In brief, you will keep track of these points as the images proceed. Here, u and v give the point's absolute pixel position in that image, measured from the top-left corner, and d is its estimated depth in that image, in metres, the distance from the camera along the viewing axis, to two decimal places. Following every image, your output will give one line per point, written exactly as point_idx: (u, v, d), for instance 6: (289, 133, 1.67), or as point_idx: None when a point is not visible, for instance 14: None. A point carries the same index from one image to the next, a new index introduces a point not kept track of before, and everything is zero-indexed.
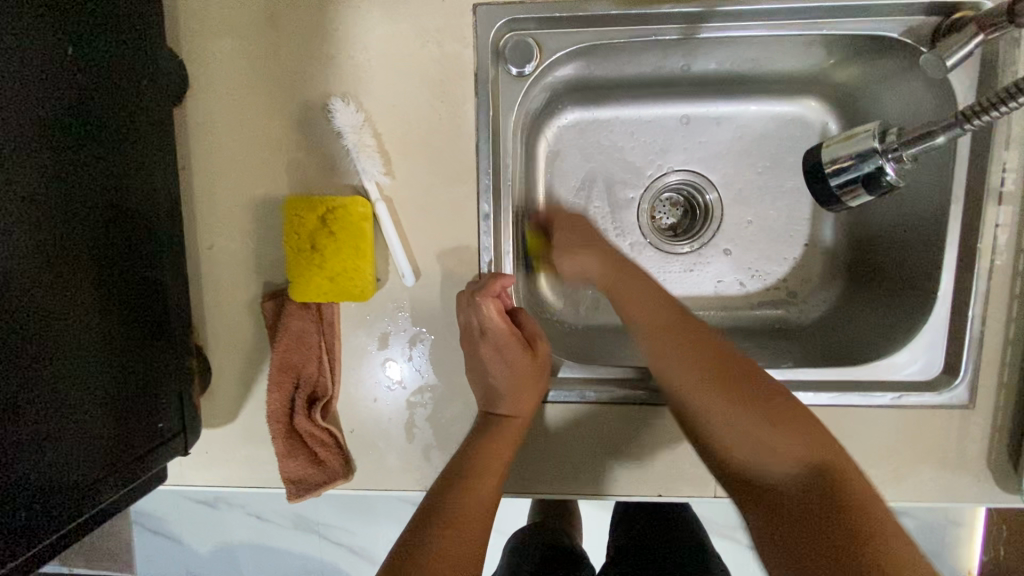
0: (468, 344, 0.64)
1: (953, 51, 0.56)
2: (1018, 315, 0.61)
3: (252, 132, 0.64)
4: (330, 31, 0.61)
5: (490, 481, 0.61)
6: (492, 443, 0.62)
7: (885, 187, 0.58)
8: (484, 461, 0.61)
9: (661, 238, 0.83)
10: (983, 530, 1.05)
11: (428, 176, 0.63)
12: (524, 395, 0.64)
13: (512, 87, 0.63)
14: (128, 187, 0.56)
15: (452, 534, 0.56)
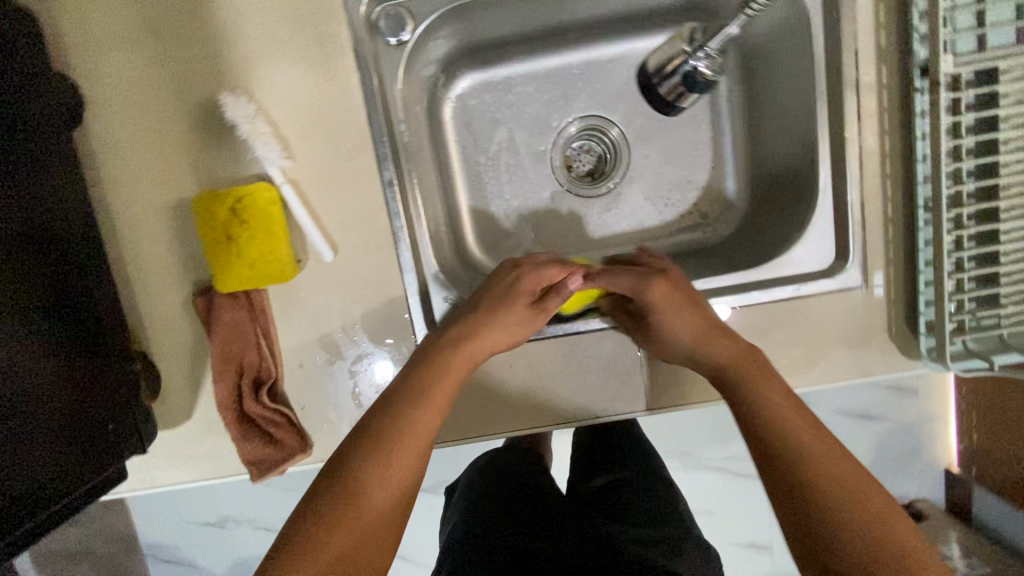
0: (501, 290, 0.65)
1: None
2: (892, 195, 0.66)
3: (155, 140, 0.66)
4: (207, 29, 0.63)
5: (433, 411, 0.58)
6: (440, 373, 0.60)
7: (703, 85, 0.68)
8: (426, 390, 0.58)
9: (579, 184, 0.86)
10: (956, 418, 1.10)
11: (328, 154, 0.65)
12: (496, 328, 0.63)
13: (392, 57, 0.66)
14: (42, 203, 0.58)
15: (379, 465, 0.53)
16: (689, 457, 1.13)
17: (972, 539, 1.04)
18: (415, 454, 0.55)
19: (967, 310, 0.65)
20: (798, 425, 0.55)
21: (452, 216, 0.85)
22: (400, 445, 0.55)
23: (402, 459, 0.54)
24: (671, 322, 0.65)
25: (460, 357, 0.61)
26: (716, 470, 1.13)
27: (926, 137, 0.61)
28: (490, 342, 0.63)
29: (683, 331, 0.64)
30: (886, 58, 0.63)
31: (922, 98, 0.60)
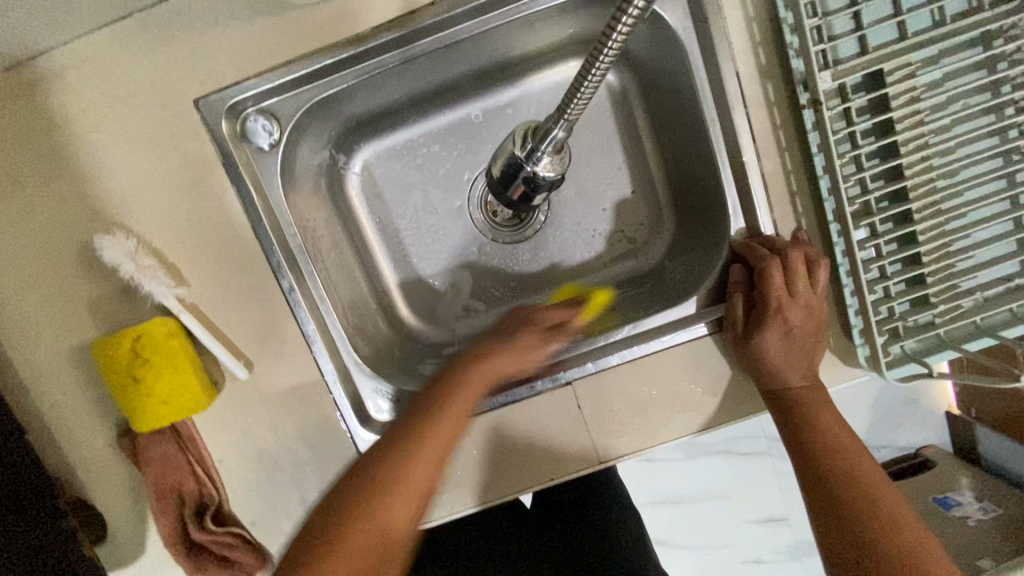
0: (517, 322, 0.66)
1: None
2: (803, 211, 0.64)
3: (36, 289, 0.63)
4: (68, 172, 0.61)
5: (441, 449, 0.54)
6: (462, 395, 0.57)
7: (546, 185, 0.62)
8: (440, 424, 0.55)
9: (506, 230, 0.80)
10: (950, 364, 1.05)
11: (222, 272, 0.63)
12: (474, 377, 0.59)
13: (265, 161, 0.63)
14: None
15: (391, 504, 0.50)
16: (691, 444, 1.09)
17: (986, 481, 0.98)
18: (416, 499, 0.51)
19: (899, 314, 0.63)
20: (837, 424, 0.60)
21: (378, 288, 0.79)
22: (405, 487, 0.51)
23: (408, 502, 0.51)
24: (790, 334, 0.62)
25: (455, 403, 0.56)
26: (721, 453, 1.09)
27: (821, 152, 0.59)
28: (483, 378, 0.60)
29: (796, 338, 0.62)
30: (766, 75, 0.60)
31: (809, 114, 0.58)
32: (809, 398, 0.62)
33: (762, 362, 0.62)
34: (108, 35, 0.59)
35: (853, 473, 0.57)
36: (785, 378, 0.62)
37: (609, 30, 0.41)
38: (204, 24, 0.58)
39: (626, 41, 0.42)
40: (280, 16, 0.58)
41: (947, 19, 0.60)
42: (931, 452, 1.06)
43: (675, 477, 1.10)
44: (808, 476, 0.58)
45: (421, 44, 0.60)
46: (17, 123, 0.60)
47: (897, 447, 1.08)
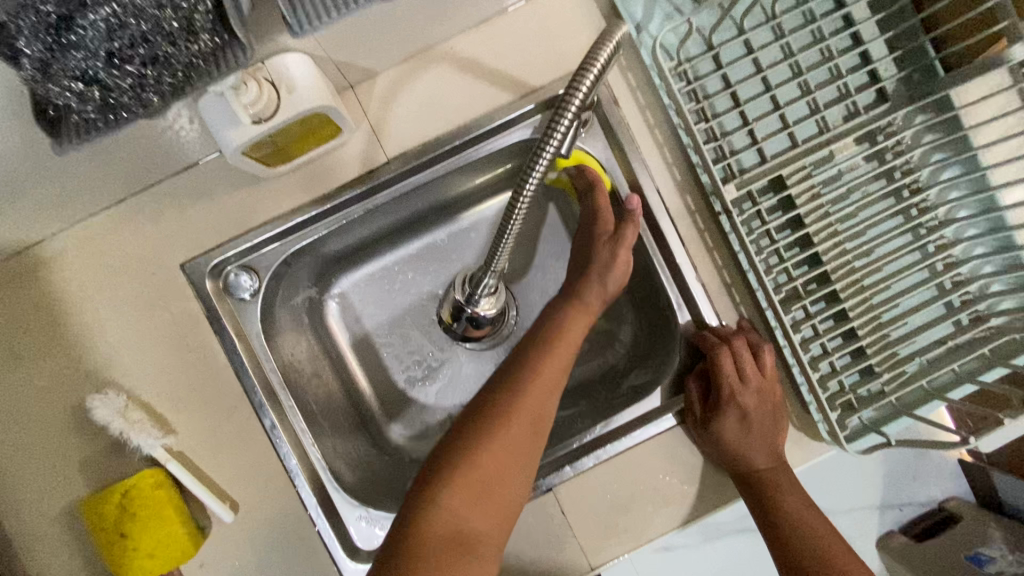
0: (600, 249, 0.65)
1: (622, 88, 0.68)
2: (740, 300, 0.69)
3: (28, 453, 0.65)
4: (65, 339, 0.66)
5: (538, 397, 0.54)
6: (541, 350, 0.58)
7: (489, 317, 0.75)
8: (542, 365, 0.56)
9: (485, 339, 0.83)
10: None
11: (207, 417, 0.67)
12: (578, 313, 0.61)
13: (247, 310, 0.70)
14: None
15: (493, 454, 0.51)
16: (707, 528, 1.02)
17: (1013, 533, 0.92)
18: (515, 439, 0.52)
19: (849, 386, 0.67)
20: (804, 498, 0.65)
21: (360, 411, 0.82)
22: (497, 448, 0.51)
23: (507, 462, 0.51)
24: (749, 418, 0.65)
25: (553, 360, 0.57)
26: (736, 541, 1.03)
27: (743, 251, 0.66)
28: (573, 339, 0.60)
29: (755, 422, 0.65)
30: (684, 189, 0.69)
31: (725, 220, 0.66)
32: (774, 479, 0.65)
33: (726, 450, 0.65)
34: (104, 218, 0.67)
35: (824, 552, 0.62)
36: (751, 464, 0.65)
37: (531, 163, 0.48)
38: (188, 200, 0.67)
39: (547, 172, 0.49)
40: (254, 186, 0.67)
41: (832, 125, 0.68)
42: (954, 506, 1.00)
43: (700, 566, 1.02)
44: (781, 553, 0.63)
45: (379, 198, 0.69)
46: (20, 301, 0.66)
47: (920, 503, 1.01)
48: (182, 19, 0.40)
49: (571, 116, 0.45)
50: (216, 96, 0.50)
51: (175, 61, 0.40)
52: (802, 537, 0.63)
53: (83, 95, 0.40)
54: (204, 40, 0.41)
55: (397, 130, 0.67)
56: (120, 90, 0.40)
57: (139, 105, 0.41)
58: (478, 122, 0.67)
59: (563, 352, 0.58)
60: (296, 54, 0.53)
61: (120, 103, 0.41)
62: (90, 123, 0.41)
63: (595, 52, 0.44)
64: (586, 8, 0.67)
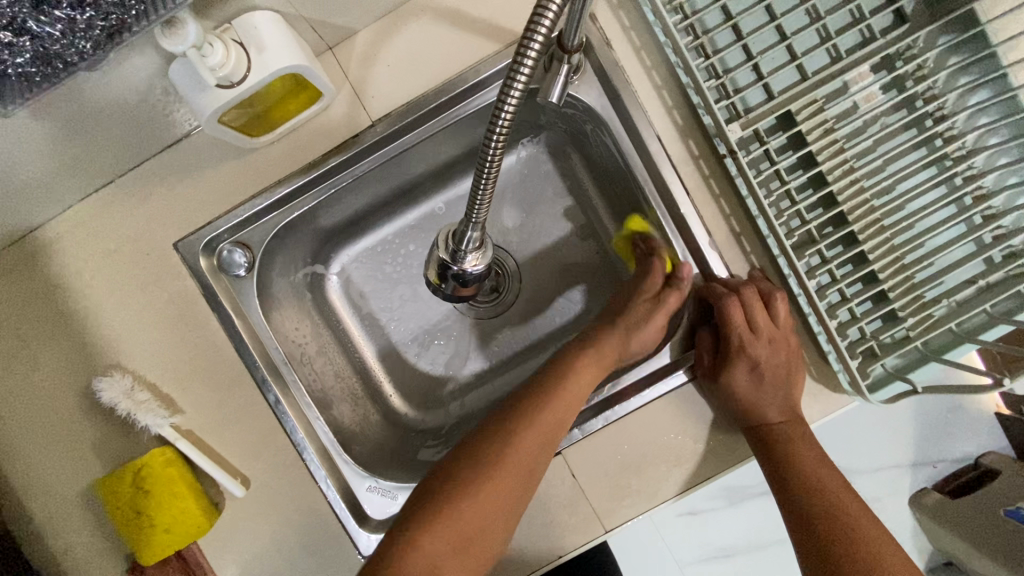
0: (645, 306, 0.68)
1: (614, 30, 0.64)
2: (751, 248, 0.66)
3: (44, 437, 0.67)
4: (68, 324, 0.66)
5: (529, 450, 0.55)
6: (551, 401, 0.58)
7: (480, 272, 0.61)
8: (547, 407, 0.58)
9: (484, 305, 0.83)
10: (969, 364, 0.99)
11: (212, 395, 0.67)
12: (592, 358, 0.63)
13: (245, 286, 0.69)
14: None
15: (449, 520, 0.50)
16: (729, 490, 1.00)
17: None
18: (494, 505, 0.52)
19: (871, 333, 0.63)
20: (819, 453, 0.63)
21: (367, 385, 0.81)
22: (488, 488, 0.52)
23: (502, 500, 0.53)
24: (761, 368, 0.63)
25: (547, 417, 0.57)
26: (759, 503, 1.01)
27: (751, 195, 0.62)
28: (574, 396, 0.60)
29: (769, 373, 0.63)
30: (686, 134, 0.65)
31: (730, 163, 0.62)
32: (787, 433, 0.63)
33: (736, 401, 0.63)
34: (94, 201, 0.66)
35: (835, 507, 0.60)
36: (763, 415, 0.63)
37: (499, 102, 0.42)
38: (175, 179, 0.66)
39: (513, 121, 0.43)
40: (239, 159, 0.65)
41: (844, 53, 0.63)
42: (993, 460, 0.94)
43: (724, 530, 1.00)
44: (789, 506, 0.62)
45: (365, 166, 0.68)
46: (22, 290, 0.66)
47: (955, 459, 0.96)
48: None
49: (535, 55, 0.40)
50: (184, 58, 0.48)
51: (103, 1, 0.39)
52: (813, 493, 0.61)
53: (13, 46, 0.38)
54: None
55: (379, 91, 0.64)
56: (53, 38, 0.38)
57: (75, 54, 0.40)
58: (463, 76, 0.64)
59: (578, 387, 0.60)
60: (264, 11, 0.51)
61: (52, 53, 0.39)
62: (29, 81, 0.40)
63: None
64: None
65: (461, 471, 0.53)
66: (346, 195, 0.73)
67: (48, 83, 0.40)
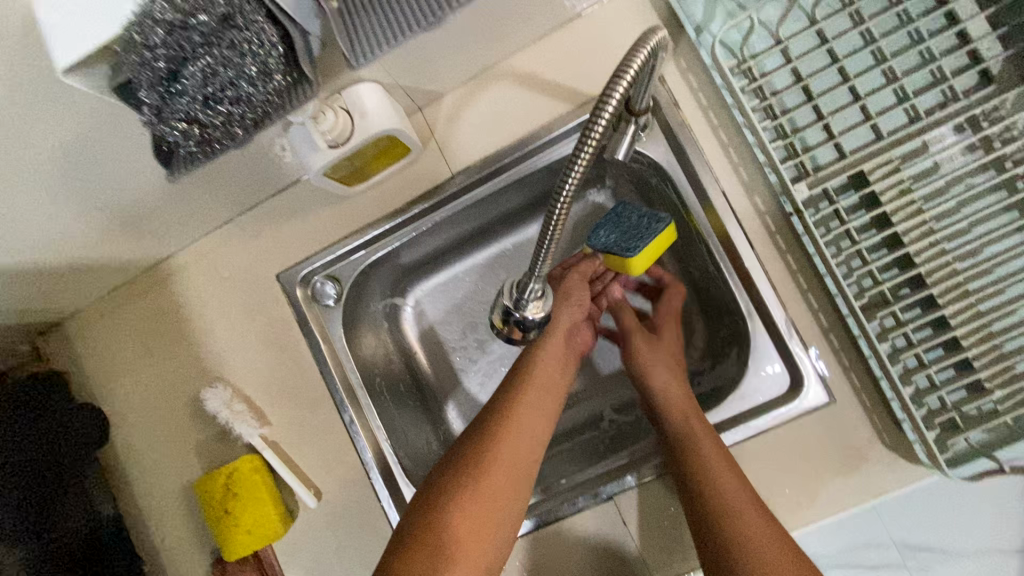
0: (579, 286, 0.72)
1: (683, 92, 0.67)
2: (820, 306, 0.64)
3: (161, 436, 0.78)
4: (186, 341, 0.77)
5: (525, 444, 0.58)
6: (529, 389, 0.63)
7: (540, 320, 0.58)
8: (525, 400, 0.62)
9: None
10: None
11: (296, 411, 0.75)
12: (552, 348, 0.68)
13: (331, 315, 0.76)
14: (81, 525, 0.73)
15: (487, 486, 0.54)
16: None
17: None
18: (512, 480, 0.56)
19: (952, 403, 0.60)
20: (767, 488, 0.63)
21: (432, 412, 0.86)
22: (495, 467, 0.55)
23: (499, 486, 0.55)
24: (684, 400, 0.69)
25: (528, 411, 0.61)
26: None
27: (818, 253, 0.61)
28: (546, 381, 0.65)
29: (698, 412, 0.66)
30: (752, 191, 0.66)
31: (797, 221, 0.62)
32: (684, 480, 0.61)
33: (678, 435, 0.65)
34: (215, 236, 0.77)
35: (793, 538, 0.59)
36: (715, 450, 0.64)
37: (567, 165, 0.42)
38: (282, 219, 0.75)
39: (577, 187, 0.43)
40: (336, 203, 0.74)
41: (923, 113, 0.62)
42: None
43: None
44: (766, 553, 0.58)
45: (442, 215, 0.74)
46: (154, 309, 0.79)
47: None
48: (260, 63, 0.42)
49: (604, 124, 0.41)
50: (300, 125, 0.57)
51: (257, 99, 0.44)
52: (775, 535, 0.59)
53: (185, 135, 0.43)
54: (278, 80, 0.44)
55: (460, 146, 0.71)
56: (216, 128, 0.44)
57: (228, 136, 0.45)
58: (536, 135, 0.70)
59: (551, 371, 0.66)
60: (368, 84, 0.58)
61: (211, 138, 0.44)
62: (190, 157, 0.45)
63: (623, 69, 0.41)
64: (643, 12, 0.67)
65: (471, 445, 0.57)
66: (425, 238, 0.80)
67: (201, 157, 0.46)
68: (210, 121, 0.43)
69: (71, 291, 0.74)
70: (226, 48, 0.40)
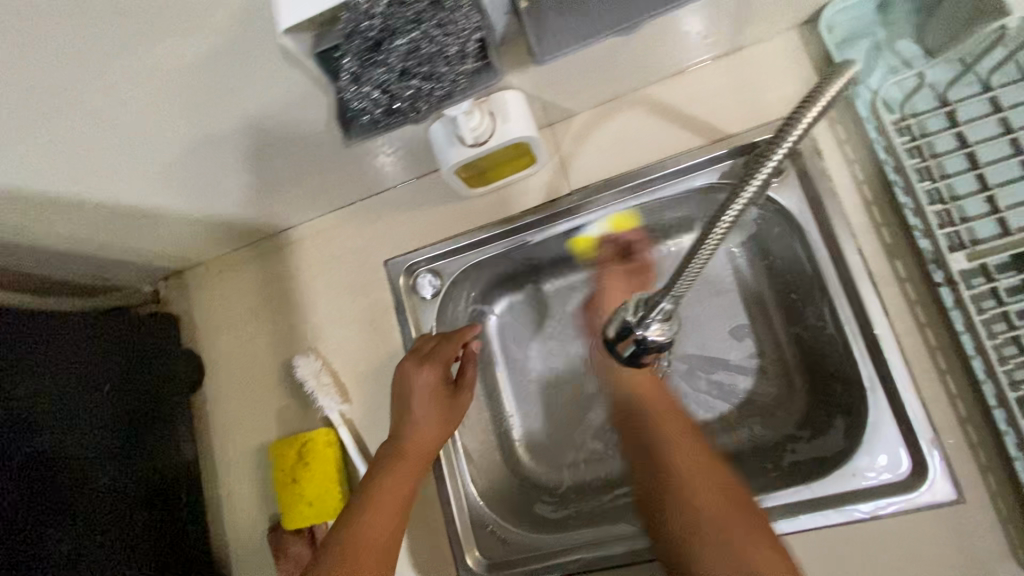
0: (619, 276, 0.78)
1: (829, 142, 0.64)
2: (958, 391, 0.58)
3: (246, 394, 0.82)
4: (289, 308, 0.82)
5: (402, 481, 0.66)
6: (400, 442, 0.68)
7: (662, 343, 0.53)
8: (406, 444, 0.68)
9: None
10: None
11: (376, 396, 0.76)
12: (425, 387, 0.70)
13: (427, 308, 0.78)
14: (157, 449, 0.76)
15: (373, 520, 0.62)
16: None
17: None
18: (391, 514, 0.63)
19: None
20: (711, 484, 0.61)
21: (502, 424, 0.85)
22: (375, 508, 0.63)
23: (384, 520, 0.63)
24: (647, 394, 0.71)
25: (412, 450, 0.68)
26: None
27: (969, 332, 0.55)
28: (422, 420, 0.69)
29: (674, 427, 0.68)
30: (894, 255, 0.61)
31: (947, 293, 0.57)
32: (658, 478, 0.64)
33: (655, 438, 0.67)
34: (335, 215, 0.82)
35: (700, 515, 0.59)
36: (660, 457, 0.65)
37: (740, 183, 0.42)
38: (399, 209, 0.79)
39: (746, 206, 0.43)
40: (455, 203, 0.77)
41: None
42: None
43: None
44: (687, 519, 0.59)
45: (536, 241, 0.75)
46: (266, 272, 0.84)
47: None
48: (459, 45, 0.44)
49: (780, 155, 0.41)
50: (447, 121, 0.60)
51: (443, 77, 0.45)
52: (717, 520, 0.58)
53: (381, 101, 0.46)
54: (468, 62, 0.45)
55: (584, 165, 0.72)
56: (401, 97, 0.46)
57: (417, 108, 0.47)
58: (662, 164, 0.69)
59: (440, 402, 0.71)
60: (513, 91, 0.60)
61: (400, 108, 0.47)
62: (373, 121, 0.48)
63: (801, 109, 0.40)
64: (798, 58, 0.66)
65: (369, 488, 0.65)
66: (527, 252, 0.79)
67: (388, 124, 0.48)
68: (396, 88, 0.46)
69: (201, 244, 0.81)
70: (435, 27, 0.43)
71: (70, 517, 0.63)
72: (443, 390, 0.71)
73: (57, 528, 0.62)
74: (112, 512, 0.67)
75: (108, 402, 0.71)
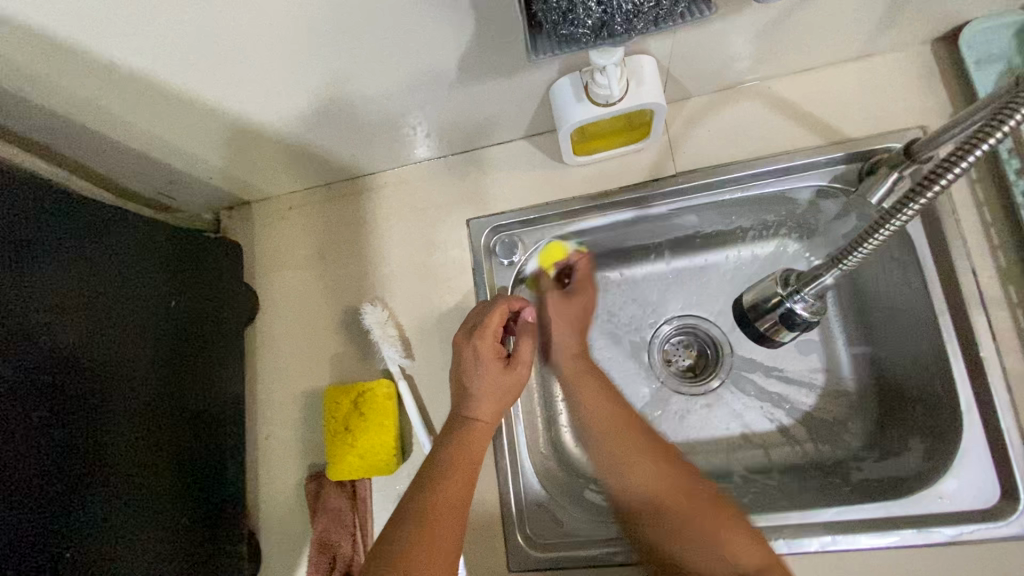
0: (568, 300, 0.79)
1: None
2: None
3: (299, 336, 0.79)
4: (360, 254, 0.79)
5: (463, 467, 0.61)
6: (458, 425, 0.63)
7: (805, 324, 0.62)
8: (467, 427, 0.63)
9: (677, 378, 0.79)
10: None
11: (442, 355, 0.73)
12: (484, 366, 0.64)
13: (505, 273, 0.75)
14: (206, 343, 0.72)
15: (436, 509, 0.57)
16: None
17: None
18: (453, 500, 0.58)
19: None
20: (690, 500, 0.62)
21: None
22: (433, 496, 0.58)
23: (446, 507, 0.58)
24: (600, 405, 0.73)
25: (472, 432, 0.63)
26: None
27: None
28: (480, 402, 0.64)
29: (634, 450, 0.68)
30: (1008, 280, 0.61)
31: None
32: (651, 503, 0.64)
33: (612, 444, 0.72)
34: (422, 167, 0.79)
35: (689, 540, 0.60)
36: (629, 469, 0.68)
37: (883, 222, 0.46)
38: (490, 170, 0.77)
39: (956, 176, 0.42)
40: (551, 170, 0.75)
41: None
42: None
43: None
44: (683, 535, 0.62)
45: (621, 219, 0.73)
46: (339, 214, 0.81)
47: None
48: None
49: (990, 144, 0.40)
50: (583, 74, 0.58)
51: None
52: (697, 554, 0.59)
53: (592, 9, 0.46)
54: None
55: (694, 149, 0.71)
56: (614, 12, 0.46)
57: (624, 24, 0.47)
58: (775, 158, 0.68)
59: (500, 381, 0.65)
60: (649, 57, 0.59)
61: (608, 21, 0.47)
62: (570, 38, 0.48)
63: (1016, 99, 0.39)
64: (930, 74, 0.65)
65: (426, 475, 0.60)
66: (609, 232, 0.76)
67: (594, 36, 0.48)
68: (612, 2, 0.46)
69: (281, 175, 0.78)
70: None
71: (117, 472, 0.56)
72: (497, 357, 0.65)
73: (103, 482, 0.54)
74: (149, 473, 0.60)
75: (157, 338, 0.63)
